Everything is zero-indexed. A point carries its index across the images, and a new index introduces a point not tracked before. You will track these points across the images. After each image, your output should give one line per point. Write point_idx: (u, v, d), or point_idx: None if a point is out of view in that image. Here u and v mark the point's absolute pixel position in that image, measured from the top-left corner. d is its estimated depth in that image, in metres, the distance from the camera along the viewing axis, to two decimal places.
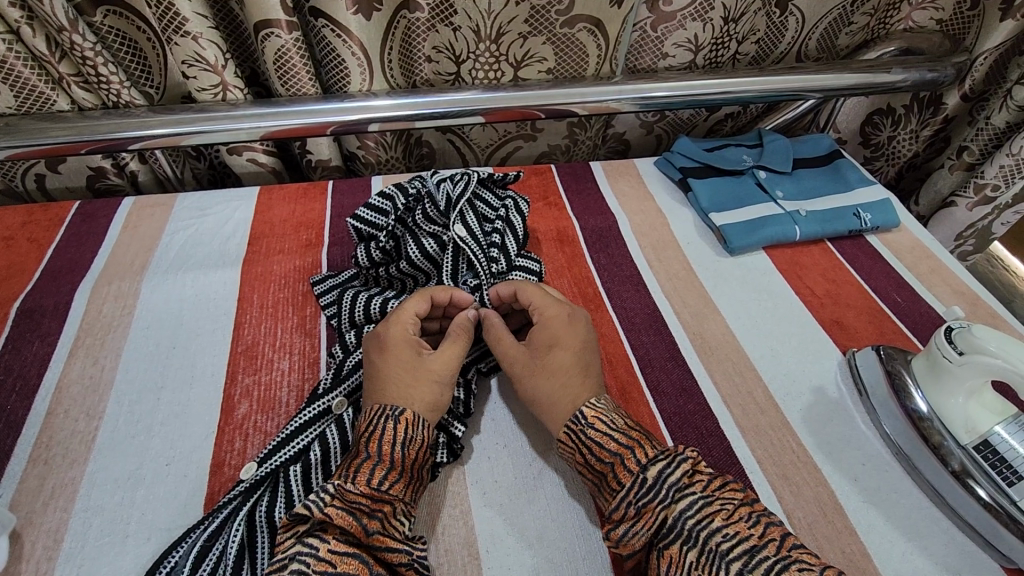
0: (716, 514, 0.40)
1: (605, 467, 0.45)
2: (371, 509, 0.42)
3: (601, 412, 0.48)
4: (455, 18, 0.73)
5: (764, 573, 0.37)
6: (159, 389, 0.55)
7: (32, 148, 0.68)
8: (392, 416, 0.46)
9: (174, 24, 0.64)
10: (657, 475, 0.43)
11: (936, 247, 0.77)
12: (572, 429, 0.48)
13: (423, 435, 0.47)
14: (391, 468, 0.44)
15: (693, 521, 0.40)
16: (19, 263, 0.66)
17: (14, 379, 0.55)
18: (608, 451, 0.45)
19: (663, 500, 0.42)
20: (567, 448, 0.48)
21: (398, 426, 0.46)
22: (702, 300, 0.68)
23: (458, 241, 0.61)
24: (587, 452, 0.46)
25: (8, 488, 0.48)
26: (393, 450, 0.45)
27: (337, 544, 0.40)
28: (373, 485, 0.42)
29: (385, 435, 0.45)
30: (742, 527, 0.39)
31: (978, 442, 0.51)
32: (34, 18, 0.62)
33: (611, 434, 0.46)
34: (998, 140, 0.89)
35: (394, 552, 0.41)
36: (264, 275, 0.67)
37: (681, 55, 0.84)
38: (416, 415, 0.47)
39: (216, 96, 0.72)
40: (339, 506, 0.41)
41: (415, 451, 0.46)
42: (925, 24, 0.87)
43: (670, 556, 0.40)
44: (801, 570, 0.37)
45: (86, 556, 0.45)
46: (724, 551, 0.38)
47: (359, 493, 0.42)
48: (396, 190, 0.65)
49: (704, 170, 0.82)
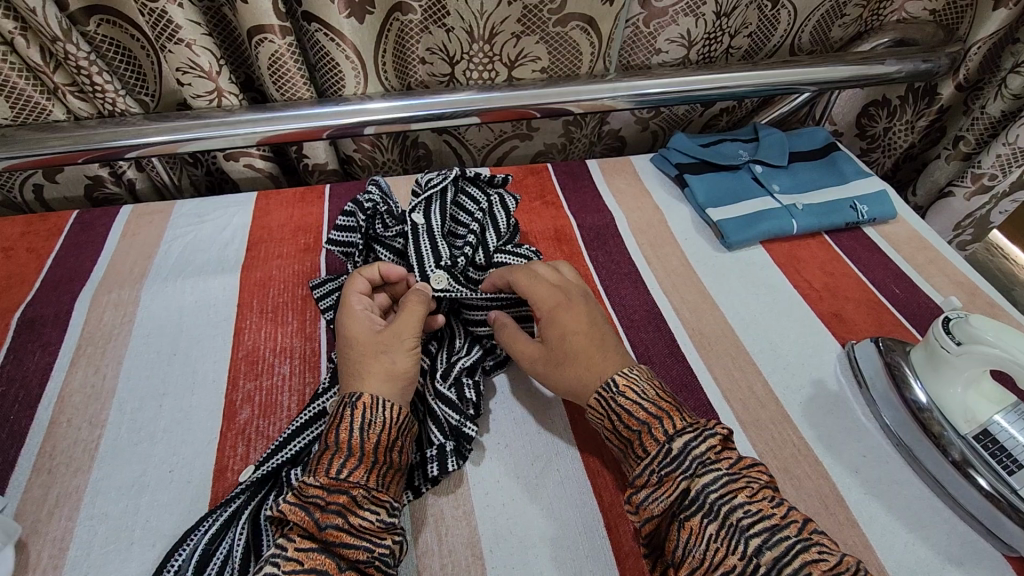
0: (740, 491, 0.40)
1: (633, 434, 0.45)
2: (326, 502, 0.41)
3: (634, 380, 0.47)
4: (447, 19, 0.73)
5: (784, 550, 0.37)
6: (160, 397, 0.56)
7: (30, 158, 0.68)
8: (350, 403, 0.46)
9: (167, 32, 0.64)
10: (683, 447, 0.43)
11: (933, 237, 0.77)
12: (602, 397, 0.47)
13: (386, 418, 0.46)
14: (350, 456, 0.44)
15: (717, 496, 0.40)
16: (19, 273, 0.67)
17: (16, 390, 0.56)
18: (636, 419, 0.45)
19: (686, 473, 0.42)
20: (595, 413, 0.48)
21: (356, 412, 0.45)
22: (701, 296, 0.68)
23: (416, 232, 0.62)
24: (615, 418, 0.46)
25: (13, 497, 0.49)
26: (352, 437, 0.45)
27: (300, 540, 0.40)
28: (332, 476, 0.42)
29: (344, 423, 0.45)
30: (764, 505, 0.40)
31: (978, 432, 0.51)
32: (28, 29, 0.62)
33: (642, 403, 0.46)
34: (994, 128, 0.89)
35: (351, 548, 0.40)
36: (263, 280, 0.67)
37: (674, 51, 0.84)
38: (375, 398, 0.46)
39: (211, 103, 0.73)
40: (294, 502, 0.41)
41: (377, 435, 0.45)
42: (918, 15, 0.87)
43: (688, 528, 0.40)
44: (820, 552, 0.37)
45: (92, 564, 0.45)
46: (745, 526, 0.39)
47: (317, 487, 0.42)
48: (355, 205, 0.64)
49: (700, 166, 0.82)
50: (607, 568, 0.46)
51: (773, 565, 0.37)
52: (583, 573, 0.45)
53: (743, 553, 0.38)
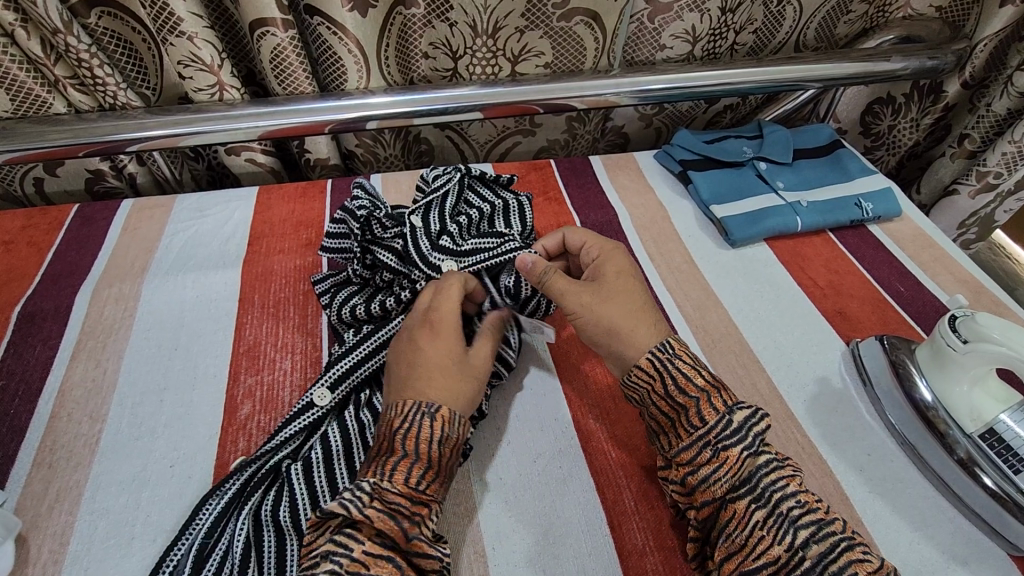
0: (791, 480, 0.42)
1: (690, 400, 0.45)
2: (410, 511, 0.41)
3: (688, 350, 0.48)
4: (451, 14, 0.73)
5: (831, 546, 0.39)
6: (161, 392, 0.55)
7: (31, 151, 0.68)
8: (429, 413, 0.45)
9: (168, 24, 0.64)
10: (743, 421, 0.44)
11: (938, 235, 0.77)
12: (657, 357, 0.47)
13: (458, 434, 0.46)
14: (428, 470, 0.43)
15: (768, 480, 0.42)
16: (19, 266, 0.66)
17: (17, 383, 0.55)
18: (695, 386, 0.45)
19: (747, 448, 0.43)
20: (645, 375, 0.47)
21: (436, 424, 0.45)
22: (705, 293, 0.67)
23: (414, 232, 0.59)
24: (670, 382, 0.46)
25: (13, 492, 0.48)
26: (431, 450, 0.44)
27: (370, 544, 0.39)
28: (411, 485, 0.42)
29: (423, 432, 0.44)
30: (812, 499, 0.41)
31: (983, 430, 0.51)
32: (28, 21, 0.62)
33: (700, 373, 0.46)
34: (1000, 126, 0.88)
35: (428, 558, 0.40)
36: (264, 274, 0.67)
37: (679, 47, 0.84)
38: (451, 412, 0.46)
39: (213, 97, 0.72)
40: (379, 508, 0.40)
41: (449, 450, 0.45)
42: (923, 12, 0.86)
43: (734, 510, 0.41)
44: (864, 553, 0.38)
45: (92, 559, 0.45)
46: (795, 517, 0.40)
47: (399, 494, 0.41)
48: (345, 214, 0.62)
49: (704, 163, 0.82)
50: (611, 566, 0.45)
51: (819, 557, 0.38)
52: (585, 572, 0.45)
53: (789, 544, 0.39)
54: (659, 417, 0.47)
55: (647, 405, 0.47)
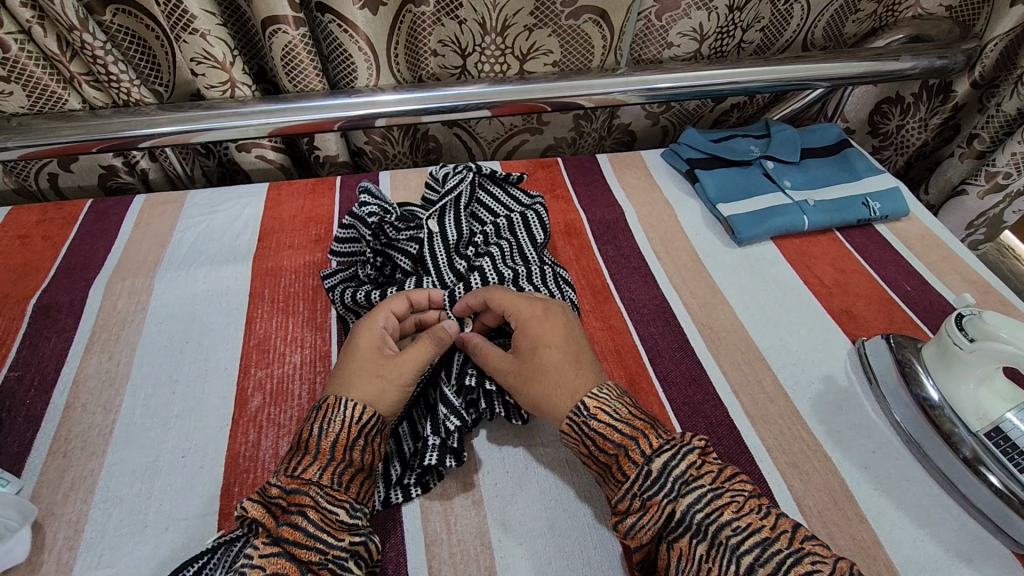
0: (726, 508, 0.41)
1: (610, 459, 0.45)
2: (285, 501, 0.42)
3: (605, 402, 0.47)
4: (460, 11, 0.73)
5: (776, 565, 0.38)
6: (173, 383, 0.56)
7: (45, 147, 0.69)
8: (316, 406, 0.47)
9: (182, 22, 0.65)
10: (662, 466, 0.43)
11: (946, 235, 0.76)
12: (575, 422, 0.46)
13: (344, 415, 0.46)
14: (306, 454, 0.44)
15: (702, 515, 0.41)
16: (34, 260, 0.67)
17: (32, 374, 0.56)
18: (612, 443, 0.45)
19: (669, 493, 0.42)
20: (570, 440, 0.47)
21: (318, 413, 0.46)
22: (711, 291, 0.68)
23: (431, 237, 0.61)
24: (590, 443, 0.46)
25: (29, 479, 0.49)
26: (313, 436, 0.45)
27: (264, 547, 0.41)
28: (290, 473, 0.43)
29: (308, 423, 0.46)
30: (754, 519, 0.40)
31: (990, 429, 0.51)
32: (45, 18, 0.63)
33: (616, 425, 0.45)
34: (1009, 126, 0.88)
35: (302, 547, 0.40)
36: (274, 269, 0.68)
37: (687, 45, 0.84)
38: (338, 398, 0.47)
39: (224, 94, 0.73)
40: (255, 501, 0.42)
41: (336, 433, 0.45)
42: (933, 11, 0.86)
43: (678, 549, 0.41)
44: (813, 563, 0.38)
45: (106, 547, 0.45)
46: (734, 545, 0.39)
47: (275, 487, 0.43)
48: (355, 218, 0.63)
49: (711, 162, 0.82)
50: (615, 558, 0.46)
51: None
52: (591, 565, 0.45)
53: (734, 573, 0.39)
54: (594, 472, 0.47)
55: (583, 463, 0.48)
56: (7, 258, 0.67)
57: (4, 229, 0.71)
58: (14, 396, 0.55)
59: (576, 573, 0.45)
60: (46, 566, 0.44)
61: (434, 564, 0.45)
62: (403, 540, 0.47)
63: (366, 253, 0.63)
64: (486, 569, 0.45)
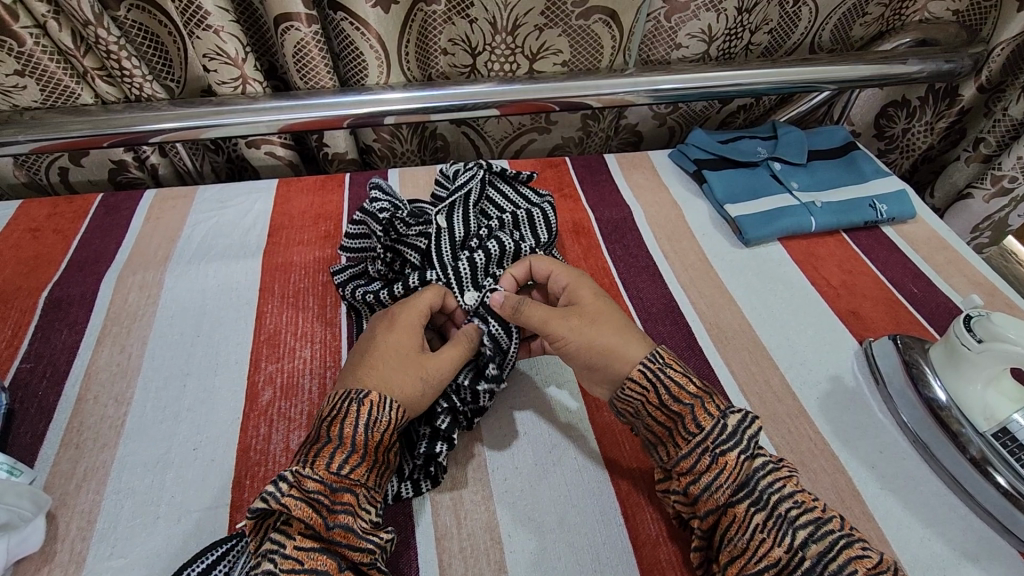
0: (788, 481, 0.43)
1: (684, 408, 0.45)
2: (330, 500, 0.42)
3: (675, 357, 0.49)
4: (471, 11, 0.74)
5: (830, 545, 0.39)
6: (184, 376, 0.57)
7: (56, 141, 0.69)
8: (357, 399, 0.46)
9: (196, 18, 0.65)
10: (736, 424, 0.44)
11: (953, 238, 0.77)
12: (648, 368, 0.47)
13: (391, 416, 0.46)
14: (354, 453, 0.44)
15: (766, 483, 0.42)
16: (46, 253, 0.68)
17: (44, 366, 0.57)
18: (688, 393, 0.46)
19: (744, 452, 0.43)
20: (638, 387, 0.47)
21: (363, 408, 0.45)
22: (718, 290, 0.68)
23: (439, 233, 0.61)
24: (663, 392, 0.46)
25: (42, 470, 0.50)
26: (356, 433, 0.44)
27: (300, 539, 0.40)
28: (333, 470, 0.43)
29: (348, 418, 0.45)
30: (808, 499, 0.42)
31: (996, 429, 0.52)
32: (60, 13, 0.64)
33: (691, 378, 0.47)
34: (1016, 130, 0.88)
35: (357, 550, 0.41)
36: (284, 264, 0.68)
37: (695, 46, 0.84)
38: (384, 396, 0.46)
39: (236, 90, 0.73)
40: (298, 496, 0.40)
41: (380, 434, 0.45)
42: (940, 15, 0.86)
43: (735, 515, 0.42)
44: (863, 549, 0.39)
45: (119, 537, 0.46)
46: (793, 517, 0.41)
47: (319, 483, 0.42)
48: (366, 215, 0.64)
49: (719, 163, 0.82)
50: (624, 554, 0.46)
51: (819, 557, 0.39)
52: (600, 560, 0.46)
53: (789, 545, 0.40)
54: (654, 430, 0.47)
55: (642, 417, 0.47)
56: (19, 251, 0.68)
57: (15, 223, 0.71)
58: (27, 387, 0.55)
59: (585, 568, 0.45)
60: (60, 556, 0.45)
61: (445, 559, 0.46)
62: (411, 536, 0.47)
63: (377, 248, 0.63)
64: (496, 564, 0.45)
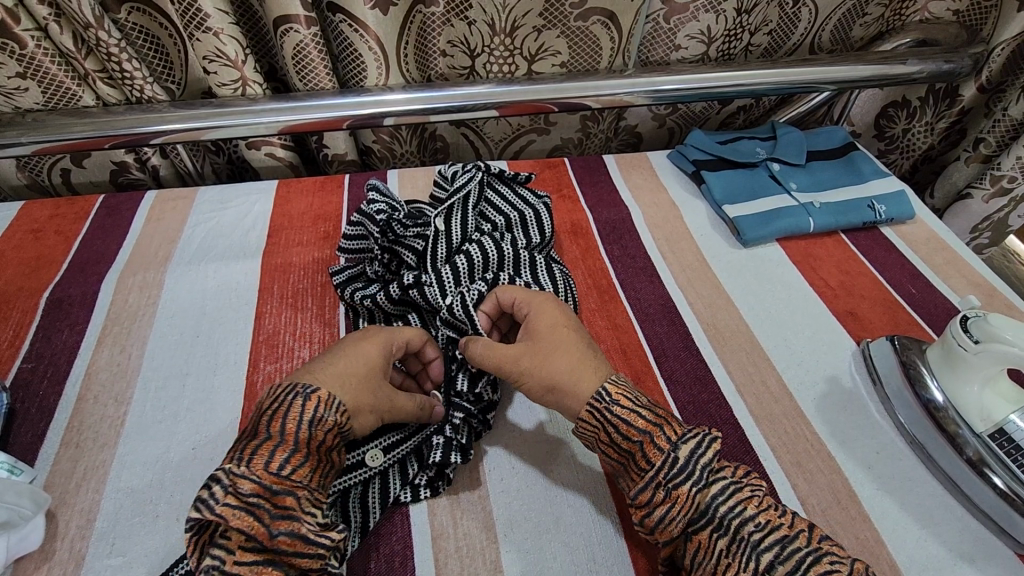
0: (749, 502, 0.42)
1: (633, 446, 0.44)
2: (273, 504, 0.39)
3: (625, 388, 0.47)
4: (469, 13, 0.74)
5: (796, 564, 0.39)
6: (184, 376, 0.57)
7: (57, 143, 0.69)
8: (303, 393, 0.44)
9: (196, 20, 0.65)
10: (688, 454, 0.43)
11: (952, 239, 0.76)
12: (595, 408, 0.46)
13: (337, 417, 0.45)
14: (296, 452, 0.42)
15: (725, 508, 0.42)
16: (48, 254, 0.68)
17: (45, 367, 0.57)
18: (636, 429, 0.44)
19: (696, 483, 0.42)
20: (589, 426, 0.47)
21: (307, 404, 0.44)
22: (716, 290, 0.68)
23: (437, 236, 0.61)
24: (613, 430, 0.45)
25: (42, 469, 0.50)
26: (299, 429, 0.43)
27: (242, 553, 0.39)
28: (275, 471, 0.40)
29: (291, 414, 0.43)
30: (772, 516, 0.42)
31: (993, 430, 0.52)
32: (62, 16, 0.64)
33: (639, 412, 0.45)
34: (1016, 131, 0.88)
35: (304, 557, 0.39)
36: (283, 265, 0.69)
37: (694, 48, 0.85)
38: (331, 394, 0.45)
39: (235, 91, 0.74)
40: (236, 505, 0.38)
41: (322, 432, 0.44)
42: (942, 15, 0.86)
43: (699, 541, 0.42)
44: (832, 563, 0.39)
45: (118, 536, 0.46)
46: (756, 541, 0.40)
47: (255, 487, 0.39)
48: (364, 217, 0.64)
49: (718, 163, 0.83)
50: (620, 555, 0.46)
51: None
52: (595, 561, 0.46)
53: (754, 569, 0.40)
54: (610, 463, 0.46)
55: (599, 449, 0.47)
56: (21, 252, 0.68)
57: (17, 224, 0.72)
58: (28, 387, 0.56)
59: (581, 568, 0.45)
60: (60, 554, 0.45)
61: (442, 559, 0.46)
62: (410, 537, 0.47)
63: (375, 249, 0.64)
64: (492, 564, 0.46)
